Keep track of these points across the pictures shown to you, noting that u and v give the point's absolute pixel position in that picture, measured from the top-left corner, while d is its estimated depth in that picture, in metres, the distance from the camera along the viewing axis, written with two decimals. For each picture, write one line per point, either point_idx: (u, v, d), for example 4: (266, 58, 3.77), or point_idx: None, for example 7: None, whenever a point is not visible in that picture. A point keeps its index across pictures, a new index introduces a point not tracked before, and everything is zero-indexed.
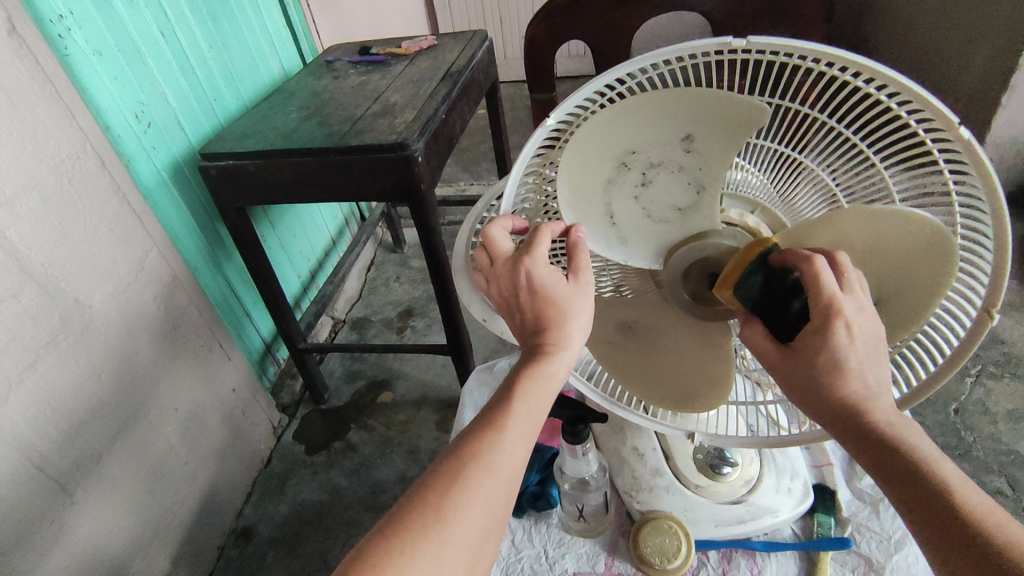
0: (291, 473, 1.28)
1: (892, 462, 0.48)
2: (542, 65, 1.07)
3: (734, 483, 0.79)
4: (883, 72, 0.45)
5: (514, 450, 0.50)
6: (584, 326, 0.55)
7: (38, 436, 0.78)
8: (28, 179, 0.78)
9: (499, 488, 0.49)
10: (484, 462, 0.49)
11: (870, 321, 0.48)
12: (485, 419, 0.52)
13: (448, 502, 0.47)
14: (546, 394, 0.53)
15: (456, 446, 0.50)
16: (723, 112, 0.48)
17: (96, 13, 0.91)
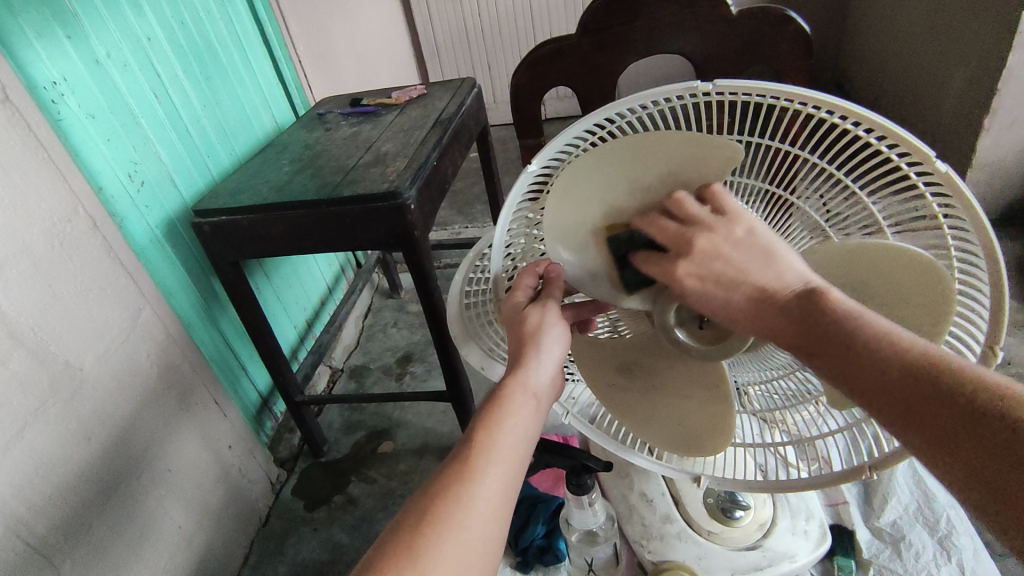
0: (290, 532, 1.24)
1: (902, 384, 0.41)
2: (528, 111, 1.09)
3: (748, 527, 0.76)
4: (848, 109, 0.47)
5: (489, 486, 0.48)
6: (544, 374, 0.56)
7: (23, 508, 0.75)
8: (19, 244, 0.77)
9: (477, 527, 0.45)
10: (453, 504, 0.46)
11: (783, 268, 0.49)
12: (449, 459, 0.50)
13: (417, 556, 0.43)
14: (509, 423, 0.52)
15: (424, 492, 0.48)
16: (695, 152, 0.50)
17: (90, 79, 0.93)
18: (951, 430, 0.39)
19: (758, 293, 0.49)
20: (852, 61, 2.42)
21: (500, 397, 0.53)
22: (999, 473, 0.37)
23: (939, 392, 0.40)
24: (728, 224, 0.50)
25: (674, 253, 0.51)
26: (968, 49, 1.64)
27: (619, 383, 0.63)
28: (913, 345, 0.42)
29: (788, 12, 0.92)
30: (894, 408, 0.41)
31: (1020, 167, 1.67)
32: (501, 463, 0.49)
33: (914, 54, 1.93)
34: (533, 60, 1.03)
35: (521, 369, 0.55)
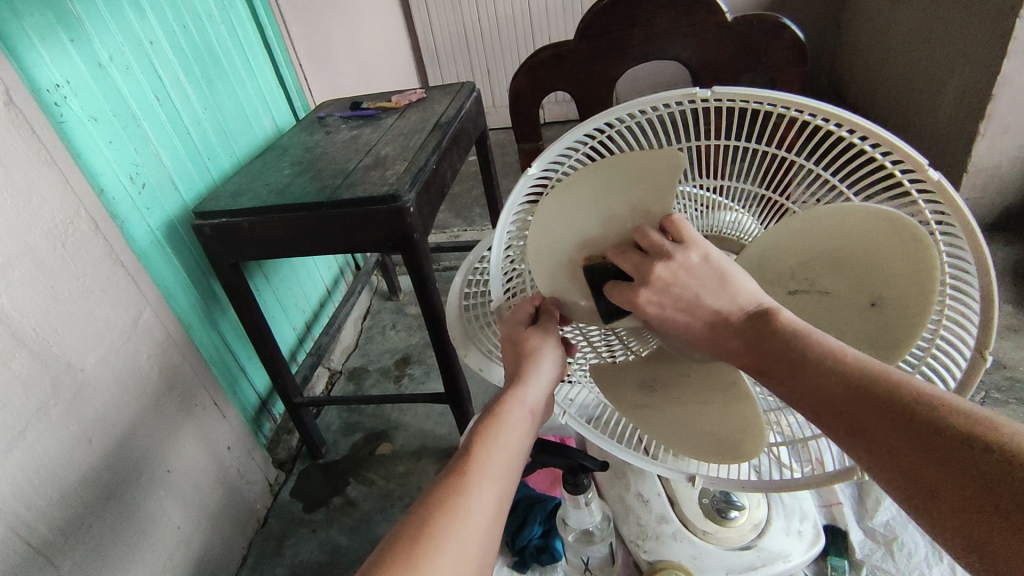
0: (289, 533, 1.24)
1: (868, 415, 0.42)
2: (526, 115, 1.10)
3: (743, 527, 0.77)
4: (842, 116, 0.48)
5: (484, 494, 0.49)
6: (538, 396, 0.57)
7: (24, 507, 0.75)
8: (22, 245, 0.78)
9: (472, 534, 0.46)
10: (449, 512, 0.47)
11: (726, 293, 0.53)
12: (446, 469, 0.51)
13: (417, 556, 0.44)
14: (506, 436, 0.53)
15: (422, 500, 0.49)
16: (635, 168, 0.52)
17: (93, 82, 0.94)
18: (903, 446, 0.40)
19: (715, 320, 0.53)
20: (848, 68, 2.44)
21: (495, 413, 0.55)
22: (964, 502, 0.36)
23: (889, 414, 0.41)
24: (684, 253, 0.54)
25: (636, 280, 0.54)
26: (963, 55, 1.66)
27: (632, 392, 0.61)
28: (868, 365, 0.44)
29: (782, 19, 0.93)
30: (848, 427, 0.43)
31: (1014, 173, 1.69)
32: (496, 474, 0.50)
33: (909, 61, 1.95)
34: (531, 64, 1.04)
35: (517, 389, 0.57)
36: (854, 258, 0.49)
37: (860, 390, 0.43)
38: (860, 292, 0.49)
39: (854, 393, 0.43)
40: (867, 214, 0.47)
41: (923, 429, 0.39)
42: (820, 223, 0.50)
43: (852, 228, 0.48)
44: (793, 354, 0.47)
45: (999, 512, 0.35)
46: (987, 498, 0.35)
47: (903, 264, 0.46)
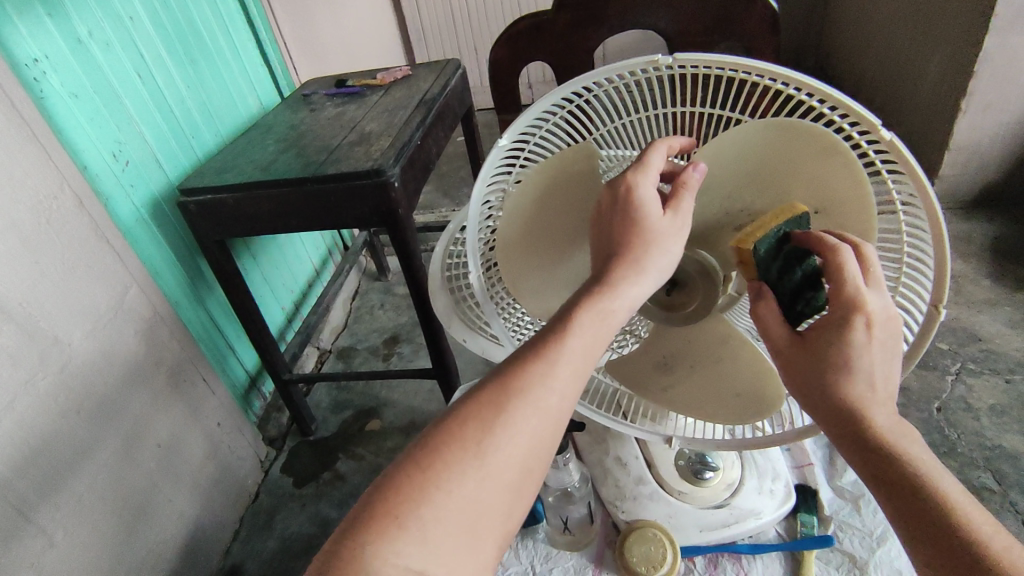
0: (280, 507, 1.26)
1: (895, 473, 0.51)
2: (508, 90, 1.10)
3: (716, 487, 0.80)
4: (798, 79, 0.49)
5: (567, 378, 0.49)
6: (664, 267, 0.54)
7: (15, 478, 0.76)
8: (6, 220, 0.78)
9: (549, 416, 0.48)
10: (533, 390, 0.48)
11: (891, 324, 0.51)
12: (530, 346, 0.51)
13: (490, 438, 0.46)
14: (602, 332, 0.51)
15: (504, 374, 0.49)
16: (548, 175, 0.59)
17: (73, 57, 0.93)
18: (950, 558, 0.47)
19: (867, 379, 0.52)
20: (835, 46, 2.44)
21: (605, 300, 0.52)
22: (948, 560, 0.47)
23: (945, 530, 0.48)
24: (880, 297, 0.50)
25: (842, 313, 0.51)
26: (945, 33, 1.67)
27: (652, 378, 0.64)
28: (936, 477, 0.50)
29: None
30: (915, 526, 0.49)
31: (995, 151, 1.71)
32: (580, 373, 0.50)
33: (895, 38, 1.95)
34: (510, 37, 1.04)
35: (632, 279, 0.52)
36: (778, 167, 0.54)
37: (930, 505, 0.49)
38: (804, 196, 0.54)
39: (926, 508, 0.49)
40: (770, 127, 0.52)
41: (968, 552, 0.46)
42: (726, 147, 0.54)
43: (765, 145, 0.53)
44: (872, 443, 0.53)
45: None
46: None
47: (821, 156, 0.51)
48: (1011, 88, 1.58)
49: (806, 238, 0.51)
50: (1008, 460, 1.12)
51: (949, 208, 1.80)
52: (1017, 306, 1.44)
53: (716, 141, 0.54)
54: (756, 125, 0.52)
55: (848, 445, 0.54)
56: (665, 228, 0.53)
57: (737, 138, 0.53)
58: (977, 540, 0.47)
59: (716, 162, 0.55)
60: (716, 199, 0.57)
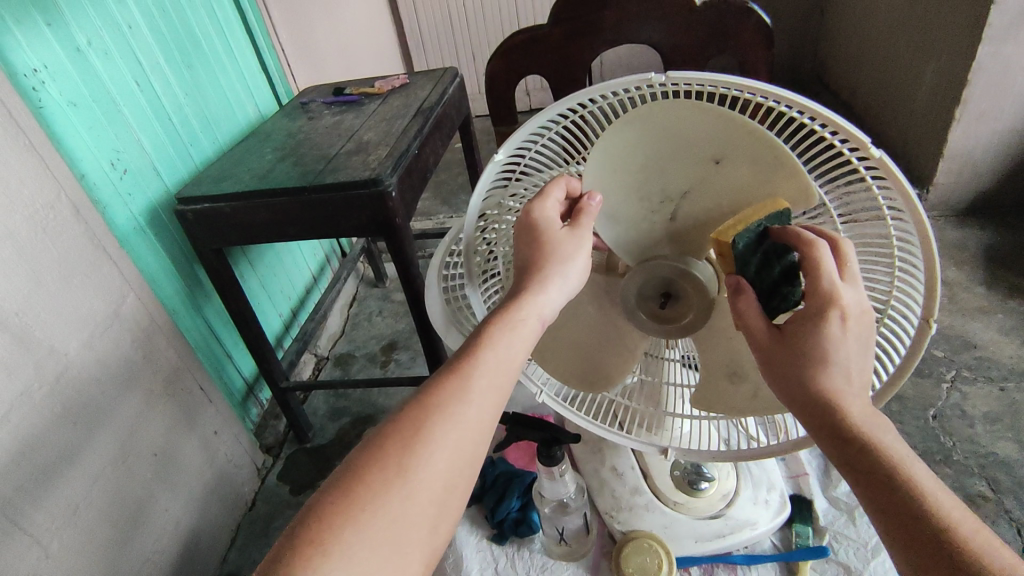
0: (276, 516, 1.26)
1: (868, 466, 0.49)
2: (505, 99, 1.11)
3: (711, 498, 0.80)
4: (790, 98, 0.50)
5: (482, 404, 0.51)
6: (568, 284, 0.58)
7: (12, 488, 0.76)
8: (2, 230, 0.78)
9: (465, 441, 0.49)
10: (443, 416, 0.49)
11: (865, 320, 0.52)
12: (440, 376, 0.52)
13: (413, 455, 0.47)
14: (513, 346, 0.54)
15: (422, 397, 0.50)
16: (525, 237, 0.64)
17: (71, 66, 0.94)
18: (930, 558, 0.44)
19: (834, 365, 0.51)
20: (831, 54, 2.46)
21: (512, 317, 0.55)
22: (923, 555, 0.45)
23: (922, 529, 0.45)
24: (853, 291, 0.52)
25: (820, 305, 0.51)
26: (940, 42, 1.68)
27: (729, 392, 0.64)
28: (912, 472, 0.48)
29: (750, 4, 0.95)
30: (892, 524, 0.47)
31: (989, 159, 1.72)
32: (495, 385, 0.52)
33: (890, 47, 1.97)
34: (507, 49, 1.05)
35: (537, 296, 0.56)
36: (697, 145, 0.54)
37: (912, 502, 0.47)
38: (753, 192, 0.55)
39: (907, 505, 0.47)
40: (718, 115, 0.51)
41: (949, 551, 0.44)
42: (666, 123, 0.54)
43: (704, 127, 0.53)
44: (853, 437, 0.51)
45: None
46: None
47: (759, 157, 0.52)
48: (1004, 97, 1.60)
49: (784, 235, 0.53)
50: (1002, 468, 1.12)
51: (944, 215, 1.81)
52: (1012, 314, 1.45)
53: (660, 117, 0.53)
54: (715, 111, 0.51)
55: (831, 438, 0.51)
56: (569, 244, 0.57)
57: (682, 116, 0.53)
58: (953, 536, 0.44)
59: (632, 144, 0.56)
60: (638, 177, 0.58)
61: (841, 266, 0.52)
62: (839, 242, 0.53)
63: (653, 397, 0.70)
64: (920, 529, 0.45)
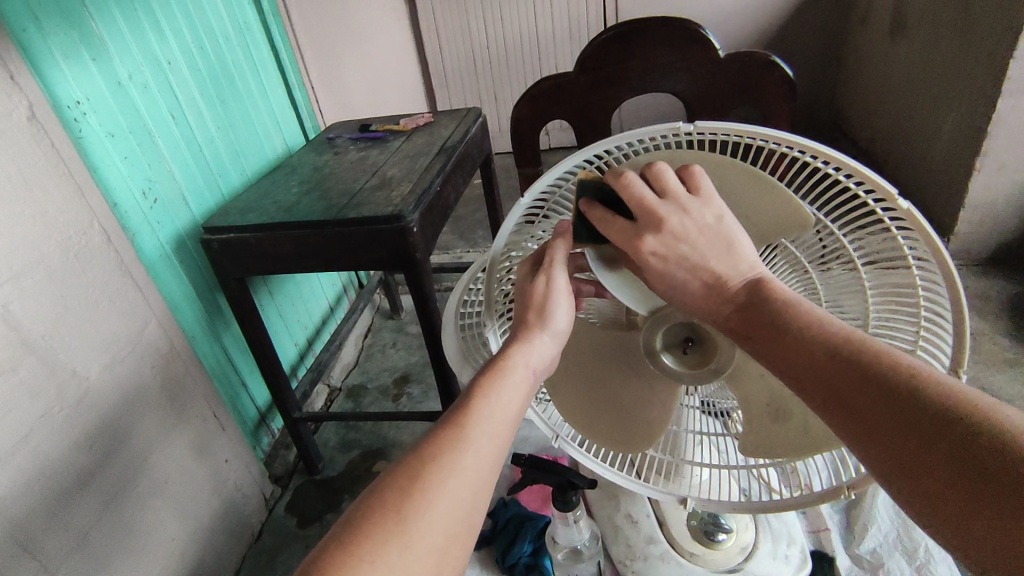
0: (282, 548, 1.24)
1: (852, 386, 0.46)
2: (527, 142, 1.13)
3: (729, 551, 0.78)
4: (816, 148, 0.50)
5: (480, 449, 0.50)
6: (557, 327, 0.59)
7: (24, 512, 0.76)
8: (35, 254, 0.81)
9: (465, 489, 0.48)
10: (440, 464, 0.48)
11: (719, 225, 0.54)
12: (440, 425, 0.52)
13: (409, 507, 0.46)
14: (505, 393, 0.54)
15: (420, 447, 0.50)
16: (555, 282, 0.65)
17: (112, 99, 0.97)
18: (912, 429, 0.42)
19: (714, 282, 0.55)
20: (850, 102, 2.48)
21: (501, 363, 0.56)
22: (940, 467, 0.40)
23: (884, 399, 0.44)
24: (701, 207, 0.54)
25: (644, 226, 0.54)
26: (959, 93, 1.69)
27: (774, 430, 0.61)
28: (871, 347, 0.47)
29: (772, 58, 0.97)
30: (837, 400, 0.46)
31: (1012, 209, 1.71)
32: (494, 432, 0.52)
33: (908, 97, 1.99)
34: (531, 95, 1.08)
35: (526, 345, 0.57)
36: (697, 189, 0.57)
37: (849, 367, 0.46)
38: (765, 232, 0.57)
39: (847, 374, 0.46)
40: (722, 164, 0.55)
41: (917, 402, 0.42)
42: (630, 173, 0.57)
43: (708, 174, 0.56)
44: (792, 338, 0.50)
45: (996, 472, 0.38)
46: (978, 495, 0.38)
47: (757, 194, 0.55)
48: None
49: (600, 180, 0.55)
50: None
51: (966, 265, 1.80)
52: None
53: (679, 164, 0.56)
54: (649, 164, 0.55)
55: (762, 335, 0.52)
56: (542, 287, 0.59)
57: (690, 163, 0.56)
58: (963, 415, 0.40)
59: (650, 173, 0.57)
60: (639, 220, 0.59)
61: (689, 177, 0.54)
62: (656, 169, 0.54)
63: (673, 444, 0.69)
64: (929, 430, 0.41)
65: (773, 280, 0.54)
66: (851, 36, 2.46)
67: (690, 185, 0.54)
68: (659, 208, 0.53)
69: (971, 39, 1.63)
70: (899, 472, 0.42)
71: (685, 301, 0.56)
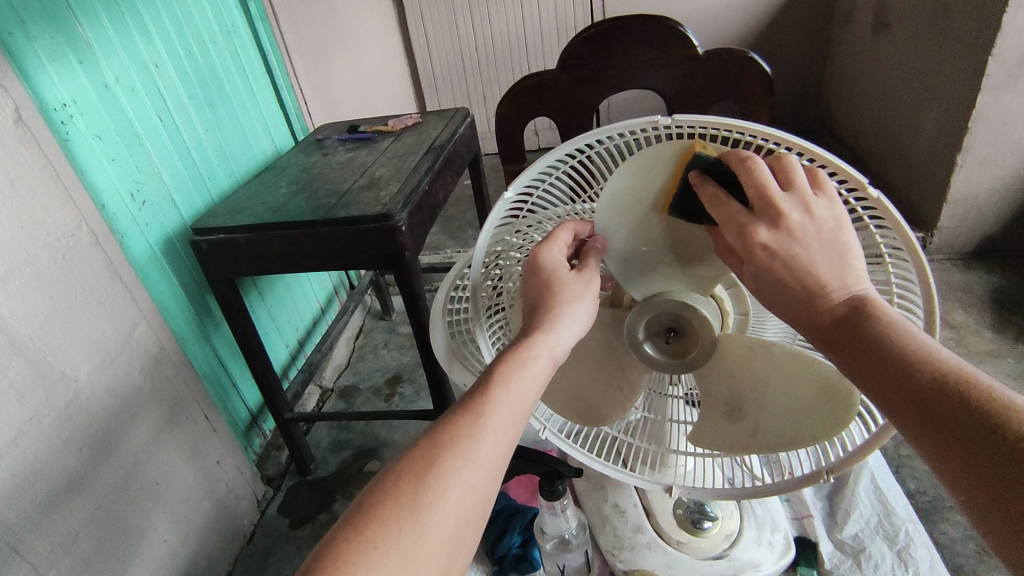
0: (274, 549, 1.24)
1: (923, 400, 0.45)
2: (513, 140, 1.14)
3: (715, 538, 0.79)
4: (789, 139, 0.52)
5: (495, 438, 0.51)
6: (580, 316, 0.59)
7: (13, 514, 0.76)
8: (22, 256, 0.81)
9: (479, 476, 0.49)
10: (457, 453, 0.49)
11: (836, 231, 0.52)
12: (457, 412, 0.53)
13: (424, 494, 0.47)
14: (524, 383, 0.55)
15: (433, 435, 0.51)
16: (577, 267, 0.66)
17: (99, 101, 0.98)
18: (981, 449, 0.41)
19: (818, 289, 0.52)
20: (834, 100, 2.51)
21: (524, 353, 0.56)
22: (1006, 490, 0.39)
23: (954, 418, 0.43)
24: (825, 208, 0.51)
25: (759, 215, 0.52)
26: (939, 90, 1.72)
27: (727, 429, 0.64)
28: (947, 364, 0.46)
29: (750, 54, 0.99)
30: (911, 413, 0.45)
31: (993, 203, 1.73)
32: (509, 422, 0.53)
33: (891, 94, 2.01)
34: (516, 93, 1.09)
35: (548, 333, 0.57)
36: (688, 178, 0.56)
37: (920, 383, 0.46)
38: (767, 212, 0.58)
39: (919, 389, 0.46)
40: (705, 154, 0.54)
41: (967, 406, 0.43)
42: (660, 164, 0.56)
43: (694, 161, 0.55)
44: (868, 349, 0.49)
45: None
46: None
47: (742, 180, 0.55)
48: (1005, 144, 1.62)
49: (722, 156, 0.53)
50: None
51: (949, 259, 1.83)
52: (1020, 359, 1.43)
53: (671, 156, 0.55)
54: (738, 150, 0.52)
55: (838, 340, 0.51)
56: (575, 285, 0.60)
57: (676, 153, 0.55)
58: None
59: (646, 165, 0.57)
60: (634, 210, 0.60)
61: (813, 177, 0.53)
62: (786, 160, 0.52)
63: (659, 434, 0.71)
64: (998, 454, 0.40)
65: (876, 297, 0.51)
66: (835, 35, 2.49)
67: (815, 184, 0.53)
68: (783, 201, 0.51)
69: (951, 36, 1.65)
70: (967, 490, 0.41)
71: (784, 302, 0.53)
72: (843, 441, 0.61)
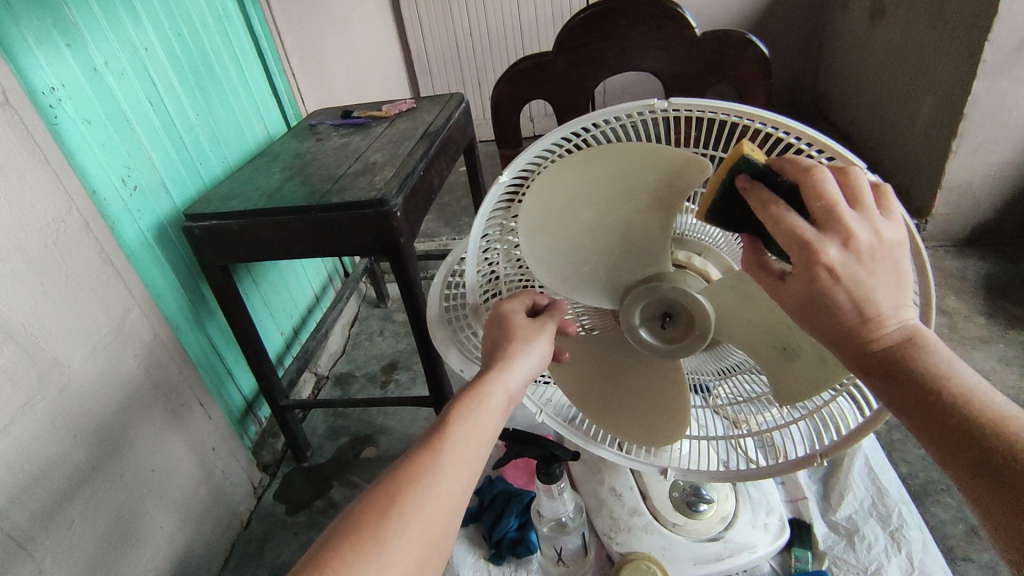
0: (271, 535, 1.25)
1: (970, 446, 0.46)
2: (509, 124, 1.13)
3: (711, 520, 0.80)
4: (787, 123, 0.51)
5: (455, 474, 0.51)
6: (533, 358, 0.61)
7: (7, 500, 0.76)
8: (13, 242, 0.80)
9: (439, 511, 0.49)
10: (416, 489, 0.49)
11: (896, 256, 0.48)
12: (416, 449, 0.53)
13: (385, 526, 0.47)
14: (481, 420, 0.56)
15: (394, 471, 0.51)
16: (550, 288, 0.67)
17: (88, 84, 0.96)
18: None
19: (873, 316, 0.49)
20: (830, 87, 2.51)
21: (478, 391, 0.57)
22: None
23: (1001, 467, 0.44)
24: (890, 230, 0.48)
25: (824, 228, 0.47)
26: (936, 76, 1.72)
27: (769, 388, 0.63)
28: (994, 410, 0.46)
29: (747, 36, 0.97)
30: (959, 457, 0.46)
31: (988, 189, 1.74)
32: (467, 457, 0.53)
33: (887, 80, 2.01)
34: (511, 75, 1.08)
35: (504, 371, 0.58)
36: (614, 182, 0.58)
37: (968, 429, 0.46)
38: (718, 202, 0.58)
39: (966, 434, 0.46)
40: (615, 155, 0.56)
41: (1014, 459, 0.44)
42: (575, 175, 0.58)
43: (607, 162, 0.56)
44: (917, 389, 0.49)
45: None
46: None
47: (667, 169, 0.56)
48: (1000, 130, 1.63)
49: (784, 165, 0.49)
50: None
51: (943, 245, 1.84)
52: (1011, 343, 1.45)
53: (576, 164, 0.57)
54: (801, 160, 0.49)
55: (881, 370, 0.50)
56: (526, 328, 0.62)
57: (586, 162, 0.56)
58: None
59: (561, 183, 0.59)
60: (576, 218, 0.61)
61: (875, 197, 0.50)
62: (851, 173, 0.49)
63: None
64: None
65: (924, 328, 0.50)
66: (831, 20, 2.48)
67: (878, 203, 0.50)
68: (852, 220, 0.47)
69: (948, 21, 1.65)
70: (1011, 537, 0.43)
71: (837, 328, 0.50)
72: (837, 422, 0.61)
